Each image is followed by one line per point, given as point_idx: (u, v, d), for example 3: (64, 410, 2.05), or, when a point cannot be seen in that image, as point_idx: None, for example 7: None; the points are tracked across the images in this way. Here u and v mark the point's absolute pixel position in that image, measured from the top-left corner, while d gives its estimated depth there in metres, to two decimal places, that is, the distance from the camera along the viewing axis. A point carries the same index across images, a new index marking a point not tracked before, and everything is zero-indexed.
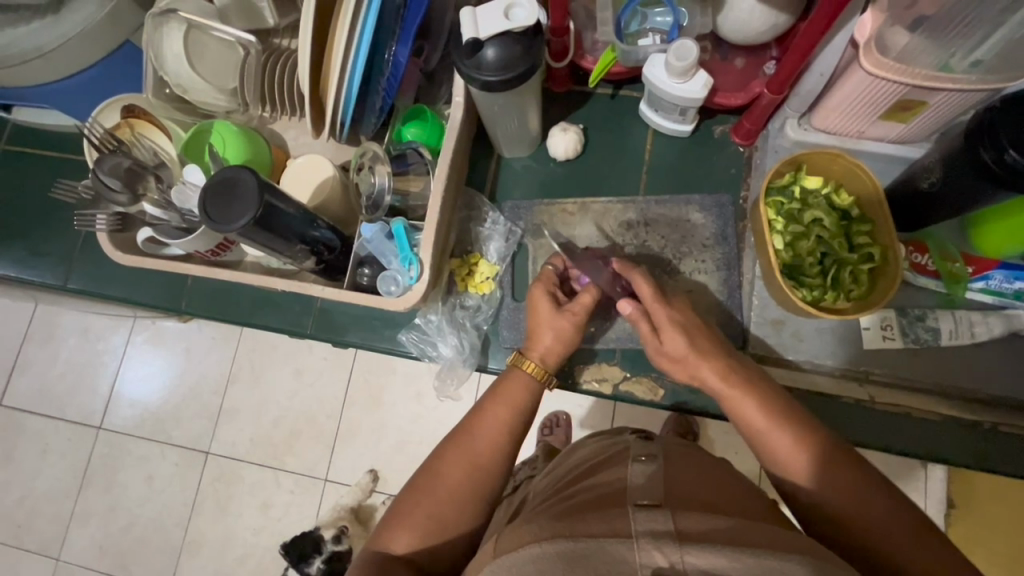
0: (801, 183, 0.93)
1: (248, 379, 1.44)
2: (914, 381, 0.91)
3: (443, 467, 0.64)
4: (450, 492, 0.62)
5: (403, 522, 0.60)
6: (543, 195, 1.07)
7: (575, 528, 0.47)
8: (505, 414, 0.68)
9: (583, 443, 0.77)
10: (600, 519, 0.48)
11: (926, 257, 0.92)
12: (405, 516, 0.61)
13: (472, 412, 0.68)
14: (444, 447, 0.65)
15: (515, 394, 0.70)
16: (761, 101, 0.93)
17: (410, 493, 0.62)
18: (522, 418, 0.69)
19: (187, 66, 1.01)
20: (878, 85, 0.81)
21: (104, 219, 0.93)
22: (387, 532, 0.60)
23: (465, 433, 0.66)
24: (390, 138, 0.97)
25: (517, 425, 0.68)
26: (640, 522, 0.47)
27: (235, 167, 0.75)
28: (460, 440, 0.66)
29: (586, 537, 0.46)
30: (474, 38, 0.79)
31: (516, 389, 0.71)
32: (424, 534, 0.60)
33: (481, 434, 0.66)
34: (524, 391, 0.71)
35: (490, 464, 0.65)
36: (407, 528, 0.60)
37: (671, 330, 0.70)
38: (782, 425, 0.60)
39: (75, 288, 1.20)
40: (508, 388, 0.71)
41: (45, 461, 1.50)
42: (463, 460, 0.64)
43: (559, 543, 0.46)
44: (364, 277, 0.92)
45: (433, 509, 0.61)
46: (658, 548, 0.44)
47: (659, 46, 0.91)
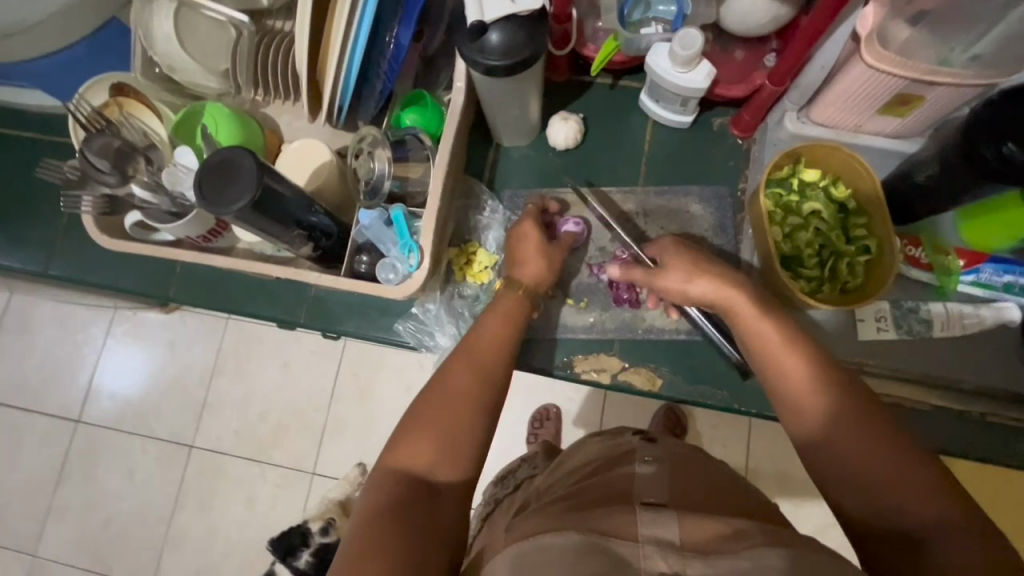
0: (799, 176, 0.93)
1: (234, 371, 1.41)
2: (907, 371, 0.93)
3: (448, 379, 0.63)
4: (458, 395, 0.62)
5: (418, 434, 0.59)
6: (541, 184, 1.07)
7: (584, 524, 0.47)
8: (502, 324, 0.71)
9: (585, 443, 0.78)
10: (610, 516, 0.48)
11: (920, 251, 0.94)
12: (417, 432, 0.60)
13: (471, 329, 0.71)
14: (447, 362, 0.66)
15: (509, 307, 0.74)
16: (762, 93, 0.93)
17: (419, 408, 0.61)
18: (514, 326, 0.72)
19: (177, 46, 0.98)
20: (879, 80, 0.82)
21: (90, 202, 0.88)
22: (401, 449, 0.59)
23: (467, 347, 0.67)
24: (388, 124, 0.95)
25: (513, 335, 0.71)
26: (647, 526, 0.46)
27: (231, 148, 0.72)
28: (461, 356, 0.66)
29: (594, 532, 0.46)
30: (478, 22, 0.77)
31: (510, 304, 0.74)
32: (439, 442, 0.59)
33: (484, 340, 0.68)
34: (514, 307, 0.75)
35: (493, 365, 0.66)
36: (419, 440, 0.59)
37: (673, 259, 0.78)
38: (797, 354, 0.62)
39: (56, 274, 1.16)
40: (502, 304, 0.75)
41: (20, 455, 1.46)
42: (468, 369, 0.65)
43: (572, 536, 0.46)
44: (361, 265, 0.90)
45: (444, 416, 0.61)
46: (664, 559, 0.44)
47: (662, 35, 0.91)
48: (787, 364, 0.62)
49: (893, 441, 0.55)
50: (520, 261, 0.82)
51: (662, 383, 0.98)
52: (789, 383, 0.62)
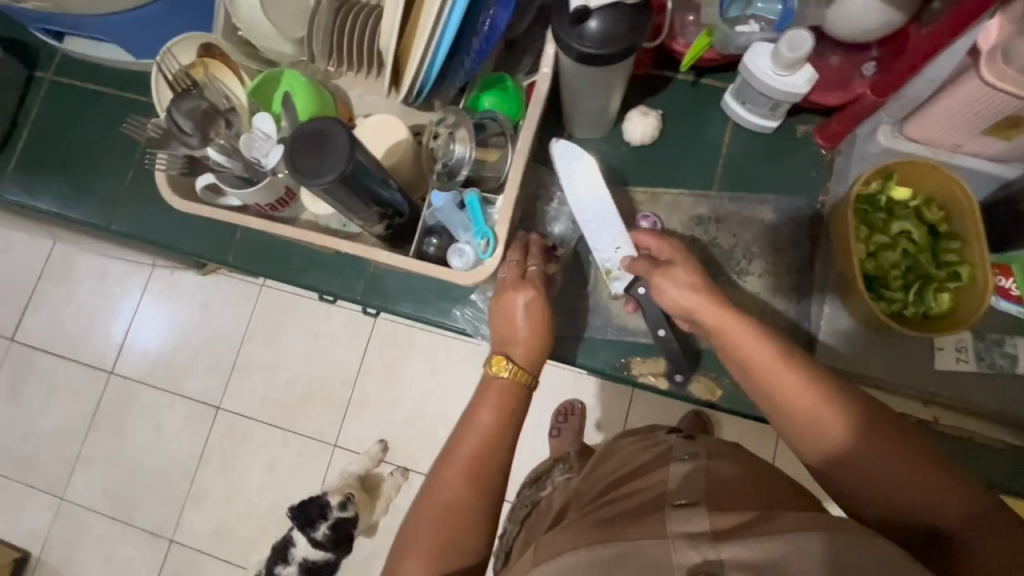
0: (889, 192, 0.89)
1: (267, 338, 1.42)
2: (982, 408, 0.89)
3: (439, 488, 0.63)
4: (449, 505, 0.62)
5: (407, 552, 0.60)
6: (611, 180, 1.04)
7: (613, 533, 0.49)
8: (488, 421, 0.67)
9: (615, 448, 0.77)
10: (637, 522, 0.50)
11: (1011, 282, 0.88)
12: (409, 550, 0.60)
13: (458, 428, 0.67)
14: (437, 466, 0.65)
15: (496, 403, 0.68)
16: (861, 102, 0.89)
17: (415, 519, 0.62)
18: (506, 422, 0.67)
19: (259, 9, 0.96)
20: (994, 98, 0.78)
21: (166, 160, 0.88)
22: (397, 563, 0.60)
23: (453, 453, 0.65)
24: (467, 106, 0.94)
25: (502, 431, 0.67)
26: (676, 523, 0.47)
27: (324, 119, 0.71)
28: (450, 458, 0.65)
29: (621, 540, 0.48)
30: (581, 7, 0.74)
31: (493, 399, 0.68)
32: (432, 560, 0.59)
33: (467, 436, 0.66)
34: (506, 395, 0.69)
35: (488, 472, 0.64)
36: (414, 556, 0.60)
37: (673, 285, 0.65)
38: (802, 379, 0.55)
39: (117, 230, 1.17)
40: (486, 395, 0.69)
41: (52, 401, 1.49)
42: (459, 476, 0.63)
43: (597, 549, 0.48)
44: (430, 247, 0.88)
45: (435, 530, 0.61)
46: (694, 548, 0.45)
47: (762, 35, 0.86)
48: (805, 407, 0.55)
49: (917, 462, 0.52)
50: (507, 331, 0.75)
51: (722, 395, 0.96)
52: (819, 421, 0.54)
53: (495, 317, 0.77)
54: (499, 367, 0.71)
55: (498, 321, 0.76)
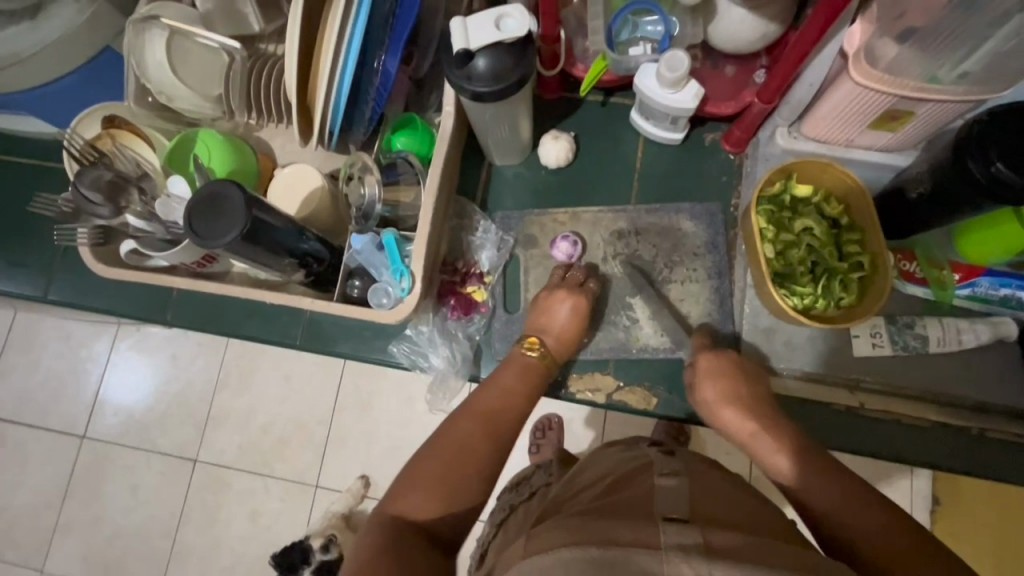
0: (792, 191, 0.93)
1: (238, 384, 1.37)
2: (904, 387, 0.92)
3: (461, 427, 0.61)
4: (459, 444, 0.60)
5: (418, 485, 0.57)
6: (534, 204, 1.07)
7: (604, 535, 0.47)
8: (511, 384, 0.70)
9: (600, 455, 0.74)
10: (630, 528, 0.47)
11: (914, 265, 0.93)
12: (418, 481, 0.57)
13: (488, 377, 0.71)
14: (453, 415, 0.64)
15: (520, 371, 0.73)
16: (752, 110, 0.93)
17: (428, 450, 0.60)
18: (527, 387, 0.71)
19: (169, 71, 0.99)
20: (868, 97, 0.81)
21: (85, 233, 0.90)
22: (399, 496, 0.57)
23: (474, 405, 0.65)
24: (380, 147, 0.96)
25: (527, 390, 0.70)
26: (669, 534, 0.46)
27: (221, 182, 0.73)
28: (472, 407, 0.65)
29: (614, 545, 0.45)
30: (464, 49, 0.78)
31: (511, 373, 0.72)
32: (441, 496, 0.57)
33: (493, 390, 0.68)
34: (531, 368, 0.75)
35: (507, 424, 0.64)
36: (416, 488, 0.57)
37: (707, 383, 0.76)
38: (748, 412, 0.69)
39: (56, 299, 1.17)
40: (512, 365, 0.75)
41: (25, 471, 1.41)
42: (475, 418, 0.63)
43: (587, 549, 0.45)
44: (353, 290, 0.90)
45: (447, 463, 0.59)
46: (688, 562, 0.44)
47: (651, 56, 0.91)
48: (729, 419, 0.70)
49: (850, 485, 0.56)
50: (545, 322, 0.86)
51: (657, 402, 0.98)
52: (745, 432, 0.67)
53: (539, 309, 0.88)
54: (529, 346, 0.80)
55: (536, 316, 0.87)
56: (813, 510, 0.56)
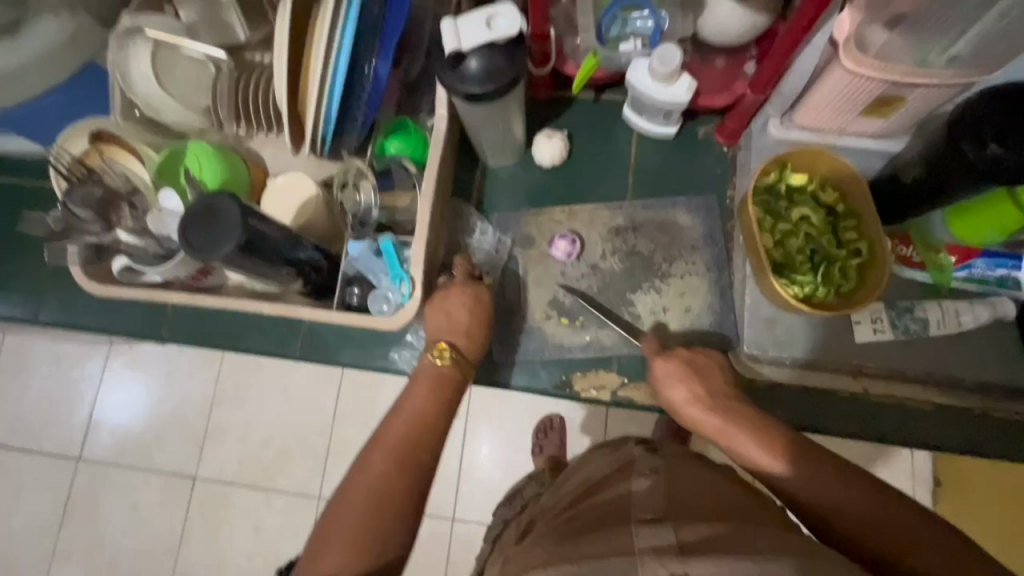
0: (787, 180, 0.93)
1: (236, 398, 1.35)
2: (906, 371, 0.92)
3: (363, 473, 0.62)
4: (374, 493, 0.60)
5: (327, 544, 0.58)
6: (531, 204, 1.06)
7: (580, 550, 0.50)
8: (419, 405, 0.69)
9: (589, 459, 0.73)
10: (607, 537, 0.50)
11: (911, 249, 0.94)
12: (327, 543, 0.58)
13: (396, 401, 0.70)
14: (364, 452, 0.64)
15: (432, 386, 0.71)
16: (744, 102, 0.94)
17: (337, 505, 0.60)
18: (438, 403, 0.70)
19: (156, 85, 0.98)
20: (859, 83, 0.81)
21: (76, 251, 0.89)
22: (313, 558, 0.58)
23: (382, 440, 0.65)
24: (373, 152, 0.95)
25: (435, 409, 0.69)
26: (643, 538, 0.48)
27: (213, 194, 0.72)
28: (378, 445, 0.64)
29: (589, 559, 0.48)
30: (456, 50, 0.77)
31: (418, 392, 0.70)
32: (353, 549, 0.57)
33: (398, 418, 0.67)
34: (442, 383, 0.72)
35: (422, 456, 0.65)
36: (330, 548, 0.57)
37: (674, 386, 0.71)
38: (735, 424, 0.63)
39: (46, 320, 1.15)
40: (419, 382, 0.72)
41: (21, 496, 1.38)
42: (383, 456, 0.63)
43: (565, 567, 0.48)
44: (353, 297, 0.89)
45: (359, 512, 0.59)
46: (661, 562, 0.45)
47: (640, 51, 0.91)
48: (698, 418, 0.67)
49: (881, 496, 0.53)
50: (445, 323, 0.80)
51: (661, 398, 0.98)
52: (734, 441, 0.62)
53: (434, 308, 0.82)
54: (439, 353, 0.76)
55: (440, 320, 0.81)
56: (842, 521, 0.53)
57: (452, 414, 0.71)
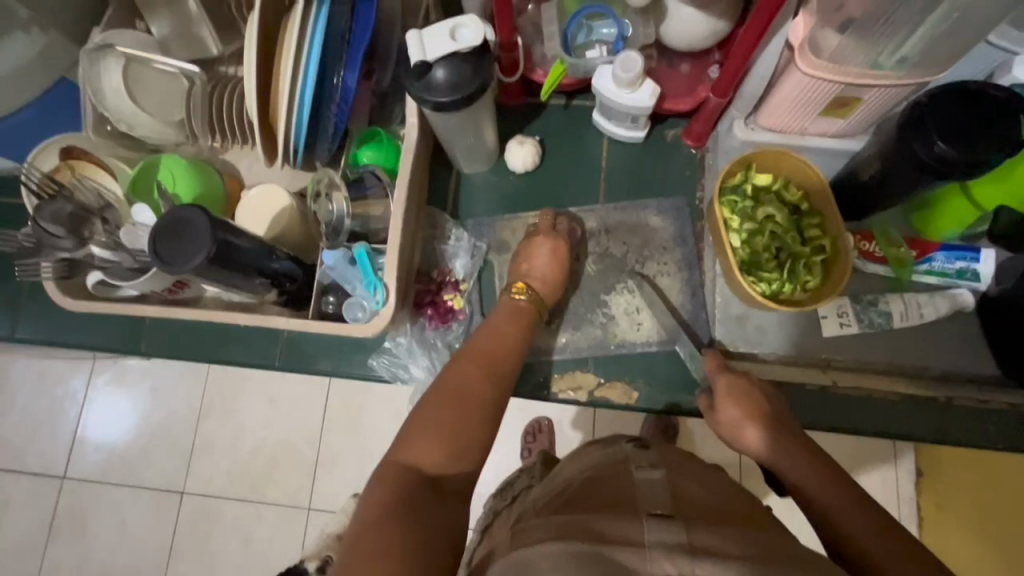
0: (753, 180, 0.95)
1: (222, 410, 1.35)
2: (872, 362, 0.95)
3: (457, 381, 0.63)
4: (463, 405, 0.61)
5: (422, 439, 0.57)
6: (505, 209, 1.08)
7: (590, 532, 0.47)
8: (508, 334, 0.76)
9: (581, 453, 0.74)
10: (615, 524, 0.48)
11: (874, 245, 0.95)
12: (425, 436, 0.57)
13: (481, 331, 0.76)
14: (455, 366, 0.67)
15: (517, 320, 0.80)
16: (708, 105, 0.96)
17: (431, 404, 0.60)
18: (522, 335, 0.77)
19: (128, 100, 0.98)
20: (817, 86, 0.84)
21: (49, 267, 0.88)
22: (406, 449, 0.56)
23: (474, 356, 0.69)
24: (346, 162, 0.96)
25: (518, 343, 0.75)
26: (653, 532, 0.47)
27: (184, 207, 0.73)
28: (468, 362, 0.67)
29: (599, 541, 0.46)
30: (421, 61, 0.79)
31: (509, 319, 0.79)
32: (451, 450, 0.57)
33: (488, 343, 0.72)
34: (525, 314, 0.82)
35: (503, 374, 0.67)
36: (428, 439, 0.57)
37: (728, 404, 0.73)
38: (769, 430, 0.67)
39: (25, 337, 1.14)
40: (507, 313, 0.82)
41: (5, 517, 1.36)
42: (472, 370, 0.66)
43: (573, 544, 0.46)
44: (329, 306, 0.91)
45: (455, 408, 0.60)
46: (670, 560, 0.45)
47: (606, 57, 0.93)
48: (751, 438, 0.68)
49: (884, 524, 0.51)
50: (528, 268, 0.92)
51: (639, 396, 0.99)
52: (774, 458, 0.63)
53: (523, 258, 0.93)
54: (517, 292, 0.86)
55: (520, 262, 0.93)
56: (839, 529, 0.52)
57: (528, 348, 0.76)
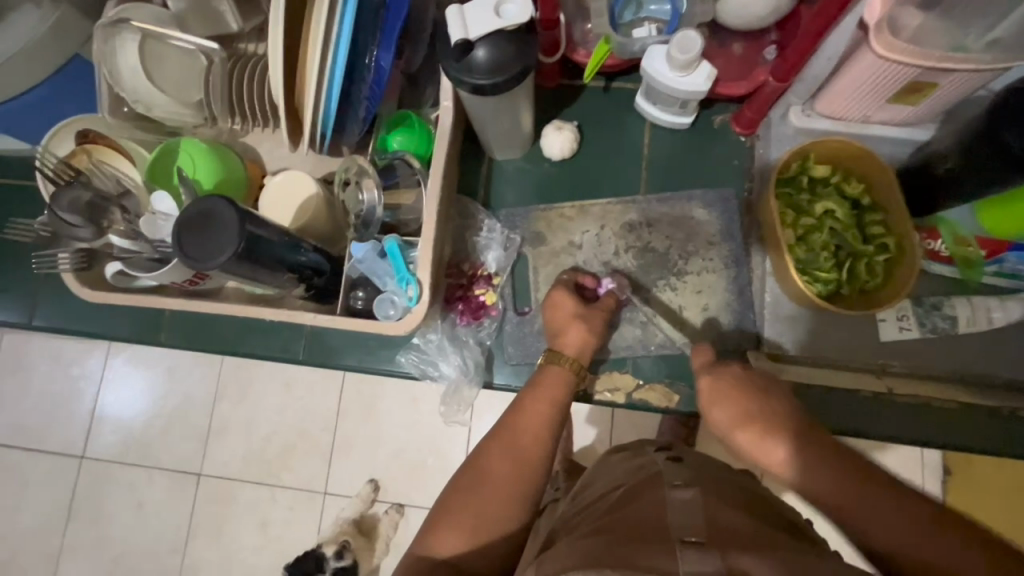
0: (810, 172, 0.88)
1: (237, 397, 1.32)
2: (930, 368, 0.90)
3: (486, 464, 0.64)
4: (490, 495, 0.62)
5: (447, 525, 0.60)
6: (539, 199, 1.02)
7: (619, 560, 0.44)
8: (545, 405, 0.70)
9: (609, 463, 0.70)
10: (647, 553, 0.45)
11: (939, 244, 0.89)
12: (448, 521, 0.60)
13: (514, 402, 0.71)
14: (486, 444, 0.66)
15: (551, 386, 0.73)
16: (765, 89, 0.88)
17: (457, 491, 0.62)
18: (559, 405, 0.71)
19: (144, 79, 0.92)
20: (891, 70, 0.76)
21: (67, 258, 0.84)
22: (431, 534, 0.60)
23: (505, 431, 0.67)
24: (374, 148, 0.90)
25: (556, 418, 0.70)
26: (690, 561, 0.43)
27: (208, 197, 0.68)
28: (499, 441, 0.66)
29: (628, 570, 0.43)
30: (462, 40, 0.72)
31: (552, 384, 0.73)
32: (470, 538, 0.59)
33: (525, 418, 0.68)
34: (562, 383, 0.74)
35: (535, 455, 0.65)
36: (450, 528, 0.60)
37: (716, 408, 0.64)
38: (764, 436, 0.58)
39: (42, 325, 1.11)
40: (544, 383, 0.73)
41: (24, 497, 1.36)
42: (505, 452, 0.65)
43: (600, 574, 0.43)
44: (357, 302, 0.86)
45: (479, 501, 0.61)
46: None
47: (657, 38, 0.86)
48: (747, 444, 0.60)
49: (924, 523, 0.48)
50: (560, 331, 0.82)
51: (679, 399, 0.95)
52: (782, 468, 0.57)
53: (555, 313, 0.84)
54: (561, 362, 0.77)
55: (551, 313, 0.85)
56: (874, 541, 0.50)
57: (565, 420, 0.71)
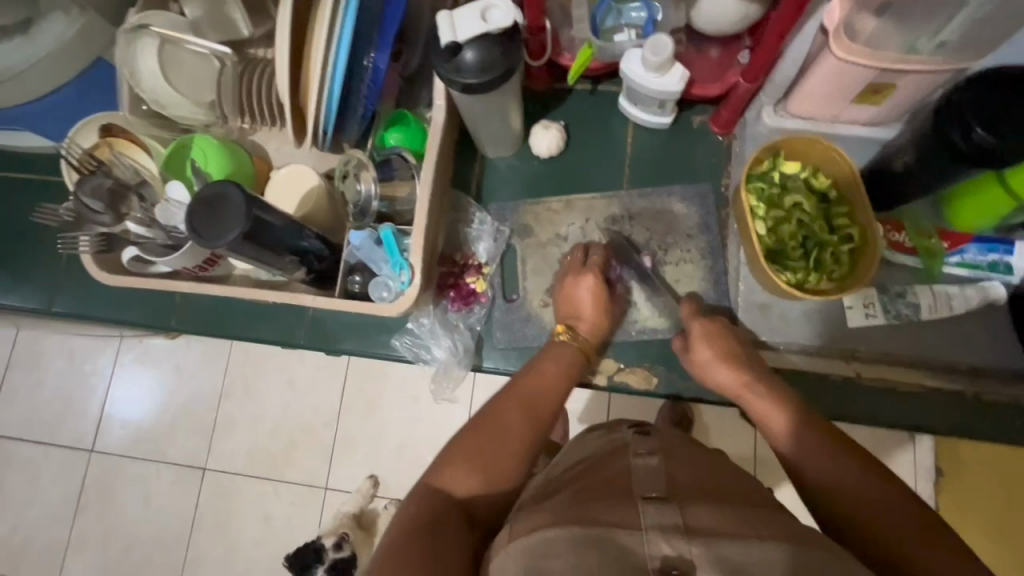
0: (780, 169, 0.95)
1: (242, 392, 1.38)
2: (897, 353, 0.94)
3: (504, 415, 0.68)
4: (506, 441, 0.66)
5: (461, 465, 0.63)
6: (528, 194, 1.08)
7: (586, 516, 0.46)
8: (555, 369, 0.79)
9: (583, 441, 0.74)
10: (611, 510, 0.47)
11: (902, 235, 0.95)
12: (462, 462, 0.63)
13: (528, 368, 0.78)
14: (501, 399, 0.71)
15: (563, 354, 0.81)
16: (737, 90, 0.94)
17: (473, 435, 0.66)
18: (571, 375, 0.79)
19: (162, 81, 1.00)
20: (851, 71, 0.82)
21: (87, 241, 0.92)
22: (445, 471, 0.62)
23: (520, 389, 0.73)
24: (374, 144, 0.97)
25: (566, 384, 0.77)
26: (649, 516, 0.45)
27: (223, 182, 0.75)
28: (516, 398, 0.72)
29: (596, 524, 0.45)
30: (452, 43, 0.79)
31: (561, 352, 0.82)
32: (484, 481, 0.62)
33: (538, 379, 0.76)
34: (570, 354, 0.82)
35: (547, 412, 0.71)
36: (465, 468, 0.62)
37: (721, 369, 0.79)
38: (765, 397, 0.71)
39: (61, 311, 1.18)
40: (554, 352, 0.82)
41: (36, 487, 1.42)
42: (518, 407, 0.70)
43: (570, 529, 0.45)
44: (355, 285, 0.92)
45: (495, 445, 0.65)
46: (667, 540, 0.43)
47: (635, 40, 0.93)
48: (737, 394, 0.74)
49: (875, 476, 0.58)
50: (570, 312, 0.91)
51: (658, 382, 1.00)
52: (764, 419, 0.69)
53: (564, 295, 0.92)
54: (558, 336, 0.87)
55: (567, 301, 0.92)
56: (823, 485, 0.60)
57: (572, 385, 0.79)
